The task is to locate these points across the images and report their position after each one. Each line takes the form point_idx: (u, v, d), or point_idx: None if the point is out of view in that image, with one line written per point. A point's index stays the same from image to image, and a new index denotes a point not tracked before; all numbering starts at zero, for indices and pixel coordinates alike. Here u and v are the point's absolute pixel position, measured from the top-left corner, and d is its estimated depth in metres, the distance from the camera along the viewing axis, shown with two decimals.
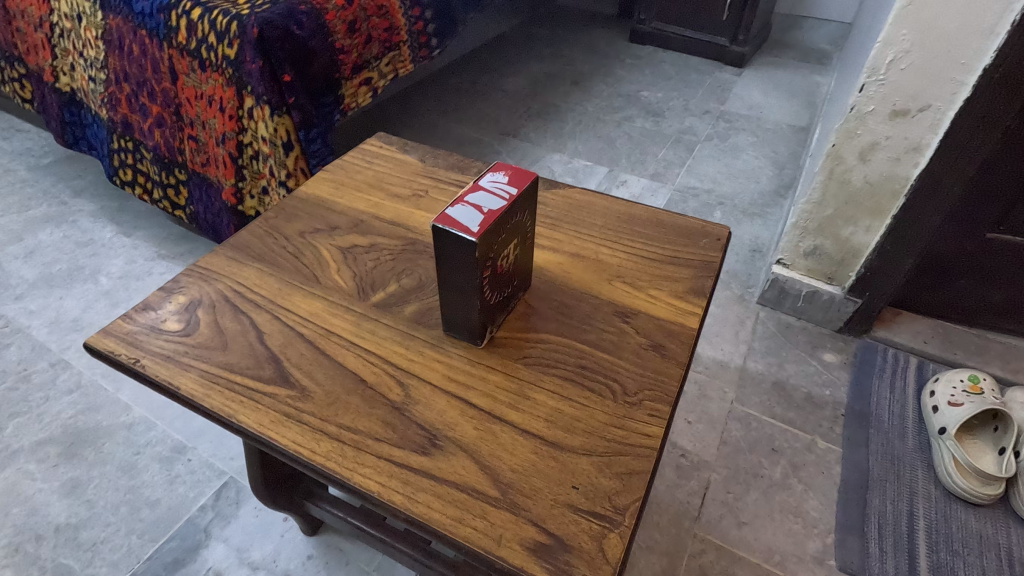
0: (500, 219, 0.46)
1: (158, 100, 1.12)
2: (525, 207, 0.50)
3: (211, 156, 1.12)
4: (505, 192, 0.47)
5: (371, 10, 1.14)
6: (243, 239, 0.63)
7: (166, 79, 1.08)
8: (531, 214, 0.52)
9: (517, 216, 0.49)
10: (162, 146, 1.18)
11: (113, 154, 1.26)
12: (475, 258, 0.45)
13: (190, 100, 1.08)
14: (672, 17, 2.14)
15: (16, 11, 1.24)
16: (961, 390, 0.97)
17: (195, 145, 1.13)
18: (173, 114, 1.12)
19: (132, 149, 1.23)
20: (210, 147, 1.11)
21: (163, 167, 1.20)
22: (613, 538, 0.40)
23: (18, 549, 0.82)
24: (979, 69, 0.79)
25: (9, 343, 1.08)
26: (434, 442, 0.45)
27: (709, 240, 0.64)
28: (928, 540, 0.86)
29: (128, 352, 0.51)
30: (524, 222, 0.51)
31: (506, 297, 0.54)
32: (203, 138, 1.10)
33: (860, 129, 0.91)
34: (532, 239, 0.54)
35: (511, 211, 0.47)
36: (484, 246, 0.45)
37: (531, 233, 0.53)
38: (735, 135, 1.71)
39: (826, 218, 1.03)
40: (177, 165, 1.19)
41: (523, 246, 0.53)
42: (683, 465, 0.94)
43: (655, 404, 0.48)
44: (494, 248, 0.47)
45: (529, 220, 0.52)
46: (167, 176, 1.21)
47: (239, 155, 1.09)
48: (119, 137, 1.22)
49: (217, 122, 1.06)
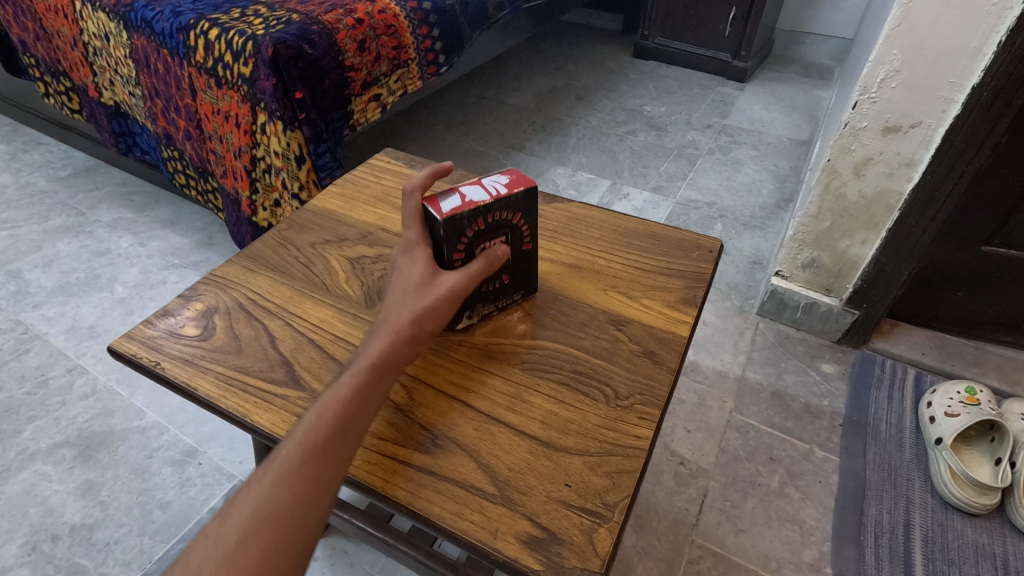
0: (478, 209, 0.51)
1: (182, 115, 1.17)
2: (518, 211, 0.54)
3: (229, 168, 1.16)
4: (493, 188, 0.52)
5: (380, 29, 1.18)
6: (257, 250, 0.66)
7: (186, 95, 1.13)
8: (530, 222, 0.56)
9: (504, 214, 0.53)
10: (194, 158, 1.23)
11: (168, 163, 1.33)
12: (444, 235, 0.50)
13: (208, 116, 1.12)
14: (675, 33, 2.18)
15: (53, 31, 1.29)
16: (958, 401, 0.98)
17: (215, 156, 1.17)
18: (196, 128, 1.17)
19: (179, 157, 1.29)
20: (227, 160, 1.15)
21: (200, 175, 1.26)
22: (603, 532, 0.42)
23: (35, 548, 0.85)
24: (967, 87, 0.81)
25: (27, 349, 1.12)
26: (436, 442, 0.48)
27: (702, 252, 0.66)
28: (924, 550, 0.86)
29: (149, 355, 0.54)
30: (517, 228, 0.55)
31: (495, 297, 0.57)
32: (221, 151, 1.15)
33: (854, 144, 0.94)
34: (534, 251, 0.58)
35: (493, 205, 0.52)
36: (453, 226, 0.50)
37: (529, 240, 0.57)
38: (736, 149, 1.74)
39: (823, 231, 1.05)
40: (209, 173, 1.24)
41: (517, 249, 0.56)
42: (682, 473, 0.95)
43: (645, 408, 0.51)
44: (467, 235, 0.51)
45: (525, 226, 0.55)
46: (206, 183, 1.27)
47: (253, 168, 1.13)
48: (165, 147, 1.29)
49: (234, 136, 1.11)
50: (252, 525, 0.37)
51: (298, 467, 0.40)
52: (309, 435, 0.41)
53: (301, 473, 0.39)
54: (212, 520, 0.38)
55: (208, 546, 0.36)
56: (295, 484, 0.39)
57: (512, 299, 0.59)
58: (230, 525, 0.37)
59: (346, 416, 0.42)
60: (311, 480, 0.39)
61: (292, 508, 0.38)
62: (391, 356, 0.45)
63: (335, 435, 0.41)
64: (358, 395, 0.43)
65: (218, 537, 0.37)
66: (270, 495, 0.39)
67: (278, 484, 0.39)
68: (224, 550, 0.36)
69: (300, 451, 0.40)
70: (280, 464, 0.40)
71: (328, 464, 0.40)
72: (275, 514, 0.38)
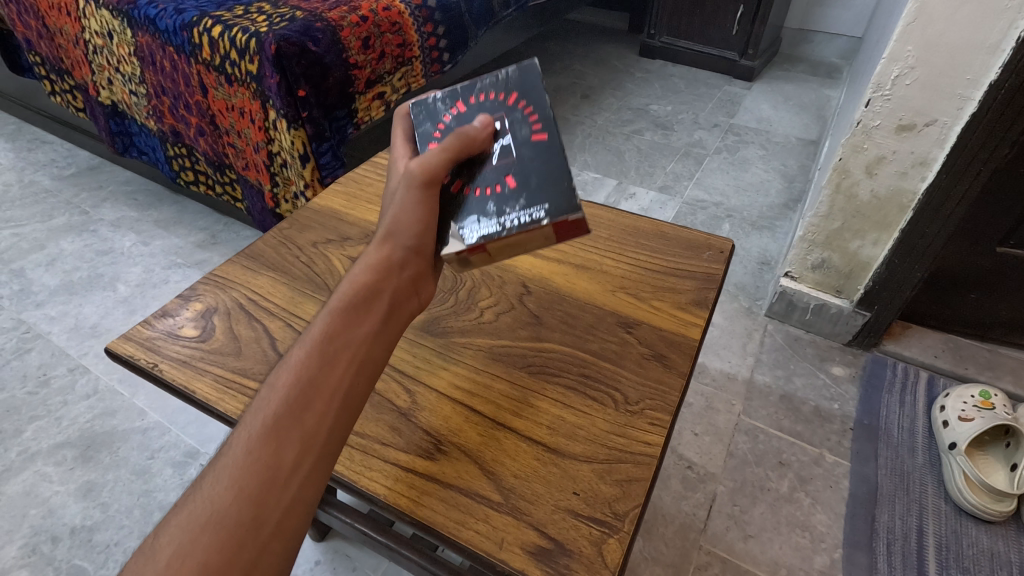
0: (457, 91, 0.55)
1: (193, 112, 1.17)
2: (506, 91, 0.53)
3: (249, 161, 1.17)
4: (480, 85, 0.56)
5: (384, 27, 1.17)
6: (257, 249, 0.65)
7: (197, 92, 1.12)
8: (537, 106, 0.51)
9: (486, 93, 0.53)
10: (209, 153, 1.23)
11: (171, 160, 1.33)
12: (418, 121, 0.54)
13: (222, 112, 1.12)
14: (681, 32, 2.16)
15: (55, 29, 1.29)
16: (972, 405, 0.96)
17: (234, 150, 1.17)
18: (209, 124, 1.17)
19: (187, 154, 1.29)
20: (247, 153, 1.16)
21: (216, 167, 1.26)
22: (612, 543, 0.40)
23: (35, 550, 0.84)
24: (984, 85, 0.79)
25: (30, 348, 1.11)
26: (439, 448, 0.46)
27: (713, 253, 0.64)
28: (938, 557, 0.85)
29: (147, 357, 0.53)
30: (516, 109, 0.51)
31: (498, 204, 0.46)
32: (240, 145, 1.15)
33: (866, 143, 0.92)
34: (555, 143, 0.49)
35: (475, 84, 0.54)
36: (427, 112, 0.55)
37: (544, 130, 0.50)
38: (743, 148, 1.72)
39: (833, 232, 1.03)
40: (226, 166, 1.24)
41: (524, 135, 0.50)
42: (689, 477, 0.94)
43: (655, 414, 0.49)
44: (446, 119, 0.53)
45: (526, 110, 0.51)
46: (222, 176, 1.27)
47: (272, 163, 1.14)
48: (172, 144, 1.29)
49: (250, 132, 1.11)
50: (198, 525, 0.34)
51: (251, 451, 0.37)
52: (264, 414, 0.38)
53: (250, 459, 0.36)
54: (153, 534, 0.34)
55: (141, 563, 0.32)
56: (246, 471, 0.36)
57: (532, 215, 0.46)
58: (169, 533, 0.34)
59: (305, 387, 0.39)
60: (264, 464, 0.36)
61: (245, 501, 0.35)
62: (352, 313, 0.42)
63: (291, 409, 0.38)
64: (315, 360, 0.40)
65: (153, 550, 0.33)
66: (216, 491, 0.35)
67: (229, 475, 0.36)
68: (161, 563, 0.32)
69: (252, 434, 0.37)
70: (234, 455, 0.37)
71: (286, 441, 0.37)
72: (221, 510, 0.34)
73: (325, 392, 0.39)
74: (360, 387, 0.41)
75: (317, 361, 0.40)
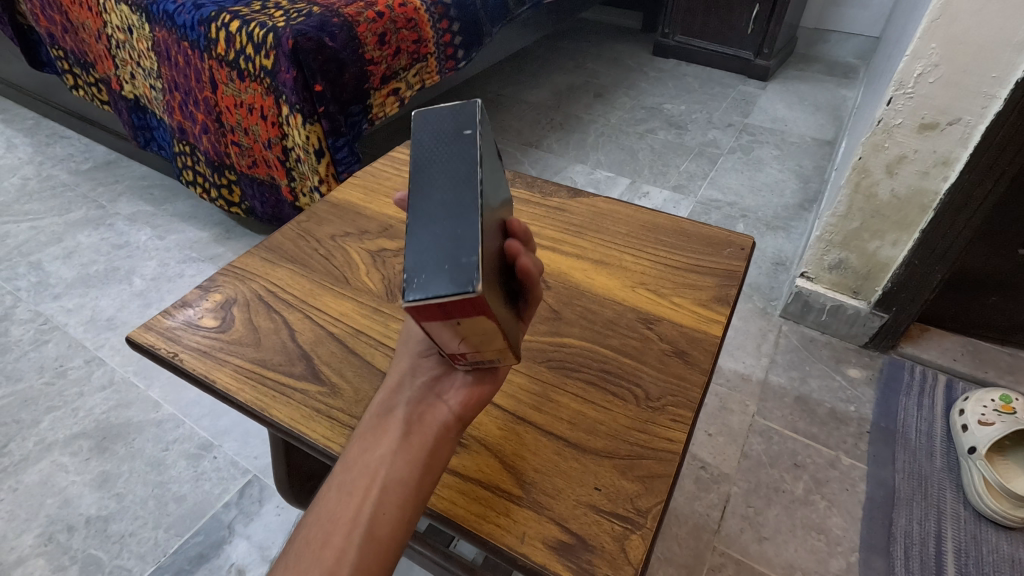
0: None
1: (201, 109, 1.17)
2: None
3: (257, 158, 1.18)
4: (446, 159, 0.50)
5: (400, 23, 1.17)
6: (276, 241, 0.65)
7: (207, 88, 1.12)
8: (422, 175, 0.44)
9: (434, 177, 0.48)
10: (211, 152, 1.24)
11: (178, 157, 1.33)
12: None
13: (230, 108, 1.12)
14: (695, 31, 2.15)
15: (77, 24, 1.30)
16: (993, 409, 0.94)
17: (239, 148, 1.18)
18: (215, 122, 1.17)
19: (189, 152, 1.29)
20: (255, 150, 1.17)
21: (215, 169, 1.26)
22: (635, 539, 0.40)
23: (51, 539, 0.84)
24: (1010, 83, 0.77)
25: (47, 340, 1.12)
26: (459, 441, 0.46)
27: (734, 250, 0.64)
28: (956, 563, 0.83)
29: (167, 346, 0.53)
30: None
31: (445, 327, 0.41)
32: (247, 142, 1.16)
33: (887, 142, 0.91)
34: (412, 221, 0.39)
35: None
36: None
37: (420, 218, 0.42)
38: (758, 148, 1.71)
39: (852, 231, 1.02)
40: (226, 167, 1.25)
41: None
42: (703, 478, 0.93)
43: (677, 410, 0.48)
44: None
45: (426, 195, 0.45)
46: (219, 177, 1.27)
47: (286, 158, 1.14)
48: (178, 141, 1.29)
49: (259, 128, 1.12)
50: None
51: None
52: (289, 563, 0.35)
53: None
54: None
55: None
56: None
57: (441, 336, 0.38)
58: None
59: (327, 524, 0.36)
60: None
61: None
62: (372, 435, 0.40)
63: (313, 551, 0.35)
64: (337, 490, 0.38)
65: None
66: None
67: None
68: None
69: None
70: None
71: None
72: None
73: (342, 524, 0.36)
74: (384, 514, 0.36)
75: (336, 491, 0.38)
